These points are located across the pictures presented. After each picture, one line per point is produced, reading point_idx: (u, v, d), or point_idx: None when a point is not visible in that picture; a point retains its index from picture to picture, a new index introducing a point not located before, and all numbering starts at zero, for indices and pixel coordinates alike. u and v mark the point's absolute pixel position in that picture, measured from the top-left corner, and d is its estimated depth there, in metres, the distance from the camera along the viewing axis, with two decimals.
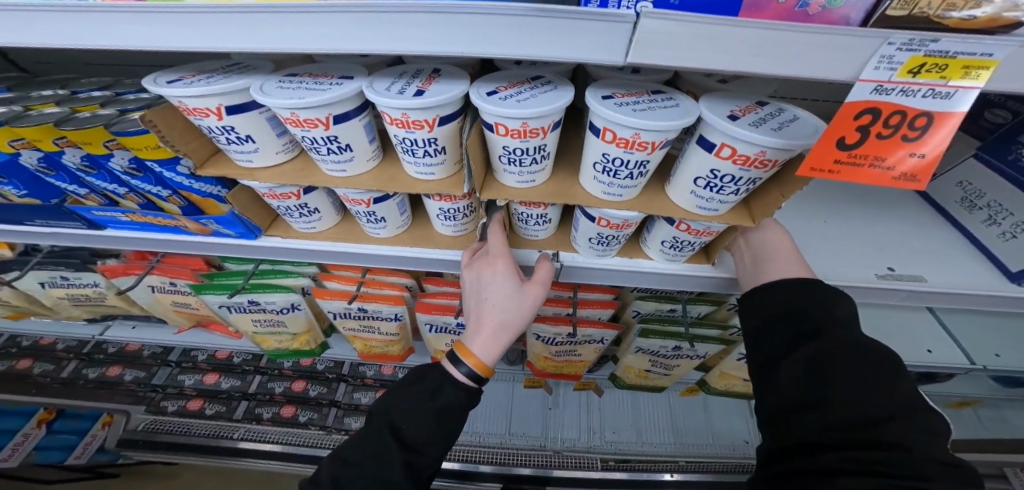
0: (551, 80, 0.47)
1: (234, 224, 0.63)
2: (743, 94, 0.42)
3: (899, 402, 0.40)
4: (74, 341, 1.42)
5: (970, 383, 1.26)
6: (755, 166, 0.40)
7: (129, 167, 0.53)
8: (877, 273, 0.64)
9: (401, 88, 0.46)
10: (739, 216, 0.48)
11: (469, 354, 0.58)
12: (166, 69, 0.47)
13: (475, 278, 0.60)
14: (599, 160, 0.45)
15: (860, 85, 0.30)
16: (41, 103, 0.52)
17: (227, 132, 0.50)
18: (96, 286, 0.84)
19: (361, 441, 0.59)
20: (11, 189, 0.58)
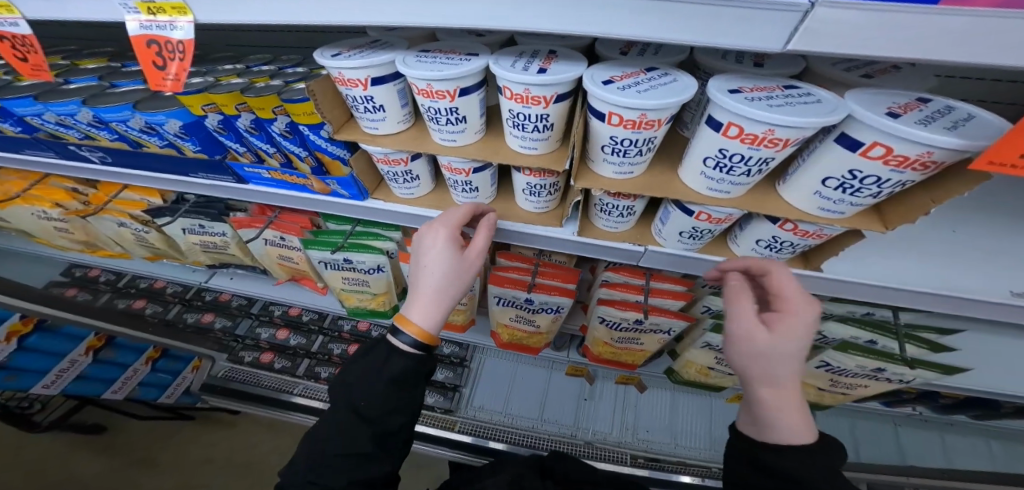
0: (668, 71, 0.46)
1: (350, 186, 0.70)
2: (901, 90, 0.43)
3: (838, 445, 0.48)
4: (181, 287, 1.56)
5: None
6: (913, 167, 0.39)
7: (285, 130, 0.64)
8: (1012, 290, 0.60)
9: (524, 66, 0.47)
10: (869, 221, 0.48)
11: (408, 323, 0.56)
12: (328, 44, 0.55)
13: (418, 243, 0.58)
14: (713, 155, 0.45)
15: None
16: (226, 76, 0.65)
17: (366, 102, 0.56)
18: (223, 236, 0.98)
19: (327, 419, 0.59)
20: (189, 146, 0.71)
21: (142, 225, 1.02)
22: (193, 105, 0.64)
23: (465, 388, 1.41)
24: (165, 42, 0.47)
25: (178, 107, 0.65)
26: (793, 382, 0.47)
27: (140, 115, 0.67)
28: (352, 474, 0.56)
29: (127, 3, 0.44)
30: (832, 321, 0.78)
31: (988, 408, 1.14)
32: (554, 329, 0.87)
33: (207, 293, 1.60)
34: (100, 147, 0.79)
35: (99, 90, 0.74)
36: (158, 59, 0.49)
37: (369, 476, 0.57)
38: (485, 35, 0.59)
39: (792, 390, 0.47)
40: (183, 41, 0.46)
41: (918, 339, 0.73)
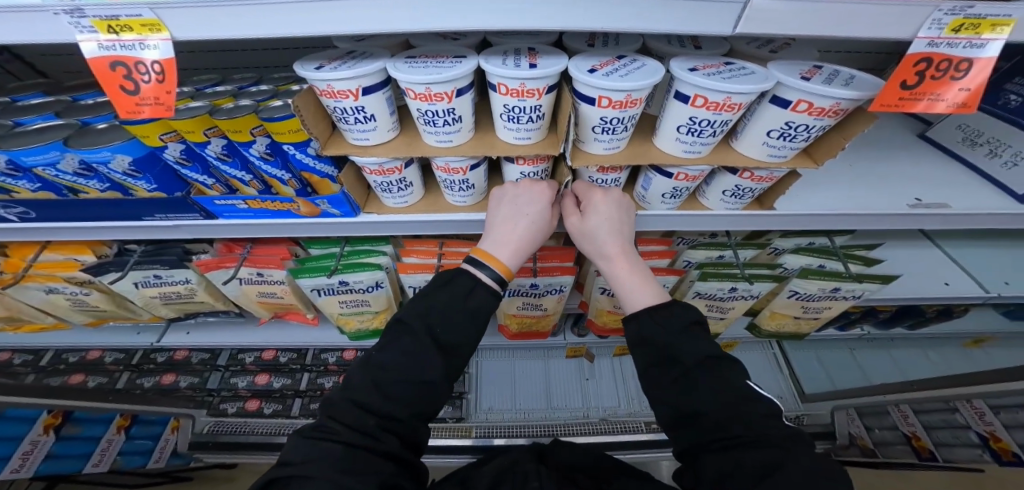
0: (636, 57, 0.54)
1: (342, 203, 0.70)
2: (798, 62, 0.52)
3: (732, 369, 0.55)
4: (122, 353, 1.46)
5: (974, 321, 1.47)
6: (828, 115, 0.50)
7: (264, 152, 0.61)
8: (910, 203, 0.75)
9: (515, 63, 0.53)
10: (803, 160, 0.59)
11: (491, 258, 0.64)
12: (303, 59, 0.55)
13: (516, 191, 0.67)
14: (685, 123, 0.54)
15: (918, 42, 0.40)
16: (180, 100, 0.58)
17: (357, 112, 0.58)
18: (187, 283, 0.91)
19: (390, 346, 0.61)
20: (142, 184, 0.62)
21: (78, 288, 0.90)
22: (148, 136, 0.55)
23: (470, 393, 1.73)
24: (135, 64, 0.40)
25: (128, 139, 0.55)
26: (624, 252, 0.63)
27: (77, 155, 0.56)
28: (417, 399, 0.59)
29: (81, 21, 0.37)
30: (789, 254, 0.93)
31: (900, 309, 1.41)
32: (559, 309, 1.05)
33: (155, 354, 1.50)
34: (22, 201, 0.64)
35: (5, 131, 0.58)
36: (127, 83, 0.42)
37: (426, 405, 0.60)
38: (462, 39, 0.64)
39: (625, 258, 0.63)
40: (160, 60, 0.40)
41: (856, 258, 0.91)
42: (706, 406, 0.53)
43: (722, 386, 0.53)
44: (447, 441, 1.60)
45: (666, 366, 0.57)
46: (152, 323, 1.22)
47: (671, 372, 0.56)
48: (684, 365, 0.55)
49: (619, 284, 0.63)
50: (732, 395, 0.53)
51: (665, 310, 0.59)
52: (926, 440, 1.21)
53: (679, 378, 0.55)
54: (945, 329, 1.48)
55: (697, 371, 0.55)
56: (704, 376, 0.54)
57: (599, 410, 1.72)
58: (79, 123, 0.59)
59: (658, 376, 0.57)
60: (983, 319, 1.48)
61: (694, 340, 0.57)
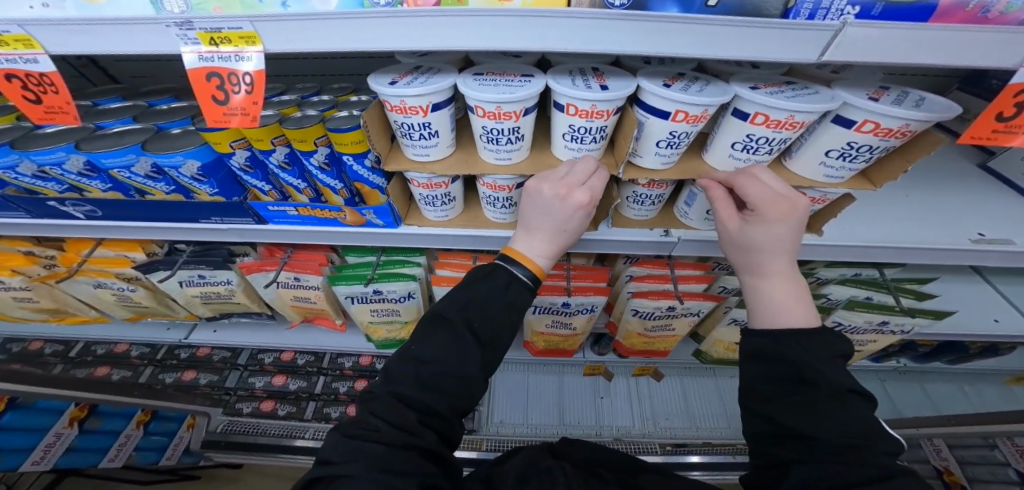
0: (698, 76, 0.57)
1: (387, 213, 0.71)
2: (862, 82, 0.52)
3: (863, 418, 0.48)
4: (148, 348, 1.49)
5: (1023, 359, 1.41)
6: (895, 136, 0.49)
7: (323, 162, 0.61)
8: (971, 238, 0.73)
9: (585, 84, 0.57)
10: (861, 182, 0.58)
11: (526, 259, 0.64)
12: (377, 71, 0.56)
13: (551, 200, 0.60)
14: (741, 139, 0.57)
15: (1023, 71, 0.39)
16: None
17: (424, 128, 0.59)
18: (228, 284, 0.92)
19: (429, 339, 0.60)
20: (205, 189, 0.64)
21: (126, 284, 0.93)
22: (218, 143, 0.57)
23: (483, 406, 1.75)
24: (228, 75, 0.42)
25: (199, 145, 0.57)
26: (782, 264, 0.57)
27: (152, 157, 0.58)
28: (455, 394, 0.58)
29: (188, 32, 0.38)
30: (835, 285, 0.89)
31: (940, 344, 1.35)
32: (589, 328, 1.03)
33: (178, 351, 1.50)
34: (91, 200, 0.67)
35: (86, 133, 0.61)
36: (219, 93, 0.44)
37: (463, 401, 0.59)
38: (522, 56, 0.67)
39: (782, 270, 0.58)
40: (252, 71, 0.41)
41: (906, 291, 0.88)
42: (826, 435, 0.48)
43: (848, 417, 0.49)
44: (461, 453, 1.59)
45: (794, 386, 0.53)
46: (183, 320, 1.24)
47: (792, 391, 0.52)
48: (803, 384, 0.52)
49: (758, 298, 0.59)
50: (863, 436, 0.47)
51: (815, 338, 0.54)
52: (960, 475, 1.10)
53: (804, 400, 0.51)
54: (989, 365, 1.42)
55: (827, 396, 0.50)
56: (833, 405, 0.49)
57: (613, 429, 1.70)
58: (155, 126, 0.61)
59: (777, 391, 0.54)
60: None
61: (833, 369, 0.52)
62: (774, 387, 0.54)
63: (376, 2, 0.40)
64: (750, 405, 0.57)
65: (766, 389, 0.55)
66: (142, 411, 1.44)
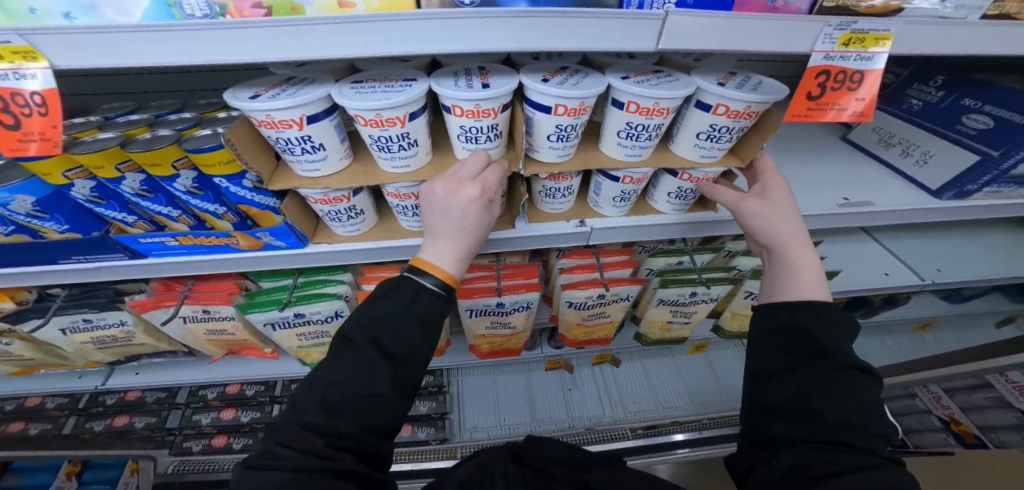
0: (579, 69, 0.62)
1: (287, 234, 0.67)
2: (716, 69, 0.64)
3: (866, 396, 0.54)
4: (64, 399, 1.38)
5: (922, 306, 1.58)
6: (742, 118, 0.62)
7: (191, 187, 0.56)
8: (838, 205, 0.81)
9: (467, 83, 0.56)
10: (731, 159, 0.72)
11: (434, 267, 0.60)
12: (236, 85, 0.51)
13: (443, 198, 0.59)
14: (624, 128, 0.64)
15: (815, 55, 0.48)
16: (85, 131, 0.54)
17: (304, 142, 0.55)
18: (122, 325, 0.85)
19: (336, 362, 0.56)
20: (52, 225, 0.58)
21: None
22: (48, 173, 0.52)
23: (453, 413, 1.69)
24: (11, 95, 0.38)
25: (28, 178, 0.52)
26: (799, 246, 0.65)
27: None
28: (370, 415, 0.54)
29: None
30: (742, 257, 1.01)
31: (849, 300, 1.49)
32: (528, 325, 1.03)
33: (104, 396, 1.40)
34: None
35: None
36: (6, 117, 0.40)
37: (381, 421, 0.56)
38: (410, 60, 0.64)
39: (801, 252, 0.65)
40: (40, 90, 0.37)
41: None
42: (839, 411, 0.53)
43: (857, 396, 0.54)
44: (433, 464, 1.53)
45: (813, 359, 0.57)
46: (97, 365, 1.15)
47: (809, 364, 0.57)
48: (820, 356, 0.57)
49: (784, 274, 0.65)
50: (867, 411, 0.53)
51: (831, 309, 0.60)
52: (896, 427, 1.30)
53: (822, 372, 0.56)
54: (898, 315, 1.58)
55: (840, 369, 0.55)
56: (844, 379, 0.55)
57: (585, 420, 1.71)
58: None
59: (794, 364, 0.58)
60: (926, 304, 1.60)
61: (846, 347, 0.58)
62: (793, 360, 0.59)
63: (190, 13, 0.36)
64: (761, 380, 0.61)
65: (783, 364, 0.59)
66: (71, 461, 1.43)
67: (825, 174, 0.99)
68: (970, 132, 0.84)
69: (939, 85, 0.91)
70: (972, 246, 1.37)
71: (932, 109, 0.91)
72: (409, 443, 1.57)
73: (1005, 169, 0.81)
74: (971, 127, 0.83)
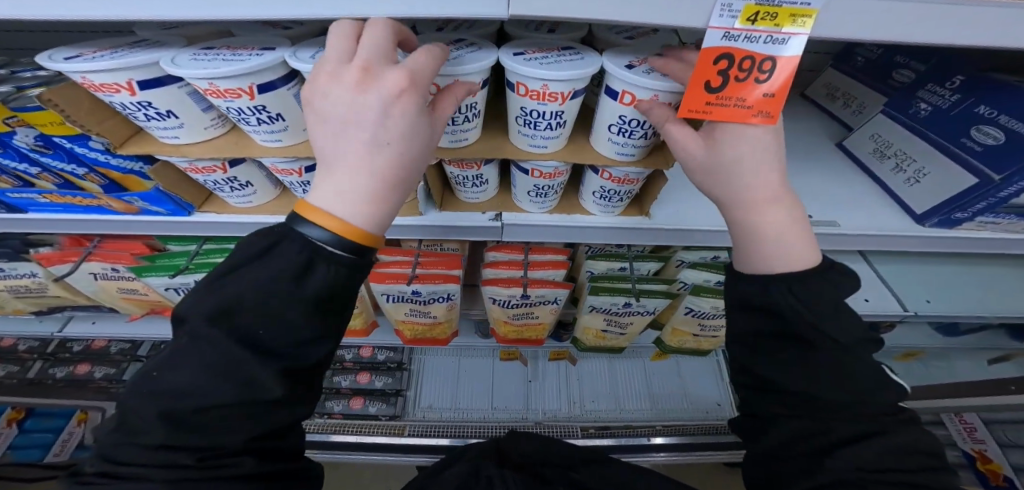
0: (474, 43, 0.55)
1: (162, 201, 0.63)
2: (639, 49, 0.57)
3: (864, 370, 0.51)
4: (37, 341, 1.47)
5: (908, 336, 1.48)
6: (652, 109, 0.55)
7: (36, 144, 0.53)
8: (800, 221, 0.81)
9: (326, 55, 0.49)
10: (657, 160, 0.64)
11: (331, 217, 0.41)
12: (62, 45, 0.45)
13: (343, 95, 0.39)
14: (520, 113, 0.58)
15: (712, 32, 0.39)
16: None
17: (144, 108, 0.49)
18: (34, 277, 0.84)
19: (187, 359, 0.42)
20: None
21: None
22: None
23: (409, 390, 1.67)
24: None
25: None
26: (773, 194, 0.50)
27: None
28: (252, 419, 0.44)
29: None
30: (688, 269, 0.91)
31: None
32: (452, 316, 0.99)
33: (71, 344, 1.50)
34: None
35: None
36: None
37: (271, 422, 0.47)
38: (292, 28, 0.57)
39: (773, 207, 0.50)
40: None
41: None
42: (832, 391, 0.51)
43: (856, 375, 0.51)
44: (377, 438, 1.55)
45: (796, 343, 0.53)
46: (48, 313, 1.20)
47: (797, 348, 0.53)
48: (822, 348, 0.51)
49: (756, 240, 0.52)
50: (861, 388, 0.51)
51: (812, 281, 0.51)
52: None
53: (808, 357, 0.52)
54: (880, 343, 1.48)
55: (841, 358, 0.51)
56: (838, 364, 0.51)
57: (539, 413, 1.69)
58: None
59: (782, 346, 0.54)
60: (912, 334, 1.50)
61: (852, 320, 0.51)
62: (783, 339, 0.54)
63: None
64: (752, 364, 0.58)
65: (773, 341, 0.55)
66: (13, 409, 1.51)
67: None
68: (977, 147, 0.71)
69: (955, 87, 0.77)
70: (967, 278, 1.26)
71: (939, 116, 0.78)
72: (361, 417, 1.58)
73: (1002, 197, 0.69)
74: (981, 141, 0.70)
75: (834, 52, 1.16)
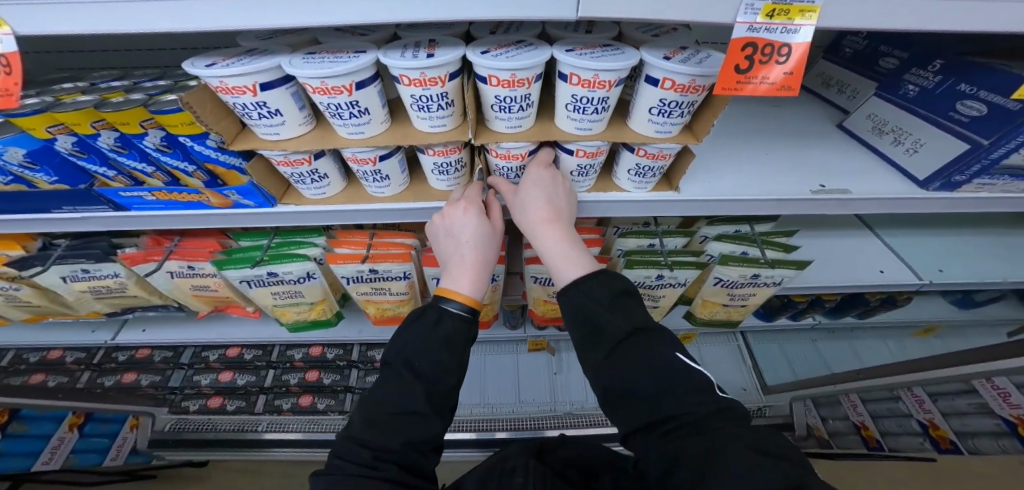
0: (533, 42, 0.63)
1: (253, 194, 0.71)
2: (667, 44, 0.65)
3: (657, 361, 0.61)
4: (83, 353, 1.52)
5: (926, 310, 1.54)
6: (690, 91, 0.63)
7: (161, 144, 0.61)
8: (813, 189, 0.88)
9: (414, 54, 0.57)
10: (687, 137, 0.72)
11: (456, 293, 0.67)
12: (198, 54, 0.54)
13: (444, 224, 0.70)
14: (570, 100, 0.66)
15: (738, 26, 0.47)
16: (69, 95, 0.59)
17: (259, 107, 0.57)
18: (116, 277, 0.91)
19: (381, 385, 0.63)
20: (42, 177, 0.65)
21: (9, 283, 0.92)
22: (34, 128, 0.57)
23: None
24: None
25: (16, 132, 0.58)
26: (553, 222, 0.70)
27: None
28: (407, 431, 0.59)
29: None
30: (714, 241, 0.99)
31: (844, 297, 1.46)
32: (496, 298, 1.06)
33: (117, 354, 1.54)
34: None
35: None
36: None
37: (422, 436, 0.60)
38: (369, 34, 0.66)
39: (556, 230, 0.70)
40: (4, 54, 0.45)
41: (773, 244, 0.98)
42: (643, 380, 0.60)
43: (649, 361, 0.61)
44: None
45: (599, 342, 0.63)
46: (104, 322, 1.27)
47: (599, 349, 0.63)
48: (624, 352, 0.62)
49: (548, 252, 0.70)
50: (660, 376, 0.60)
51: (592, 281, 0.65)
52: (874, 429, 1.47)
53: (609, 354, 0.62)
54: (903, 317, 1.53)
55: (626, 345, 0.62)
56: (637, 351, 0.61)
57: (567, 403, 1.75)
58: None
59: (592, 352, 0.64)
60: (932, 308, 1.55)
61: (634, 319, 0.64)
62: (593, 348, 0.64)
63: None
64: (597, 378, 0.64)
65: (585, 351, 0.65)
66: (74, 414, 1.58)
67: (801, 161, 0.98)
68: (963, 119, 0.78)
69: (937, 70, 0.85)
70: (980, 248, 1.32)
71: (926, 95, 0.85)
72: None
73: (994, 159, 0.76)
74: (964, 114, 0.78)
75: (827, 43, 1.25)
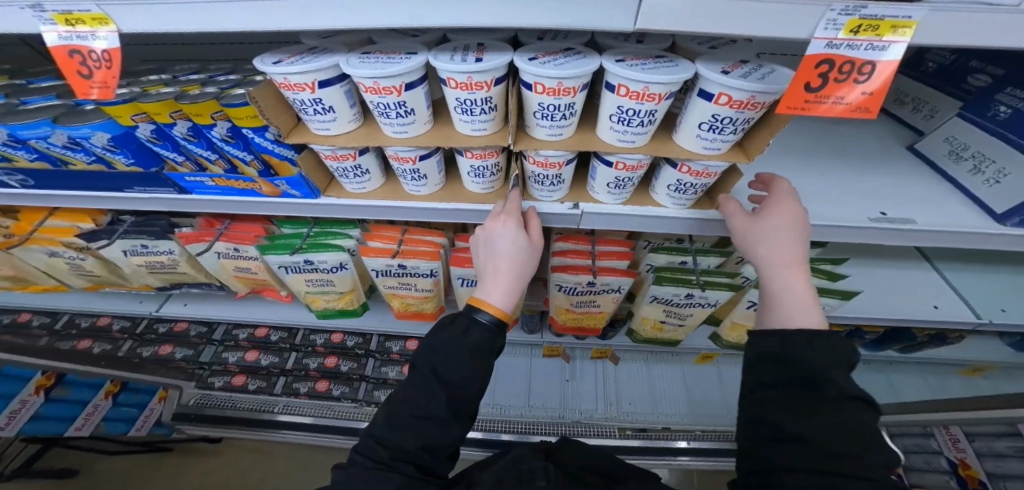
0: (582, 51, 0.64)
1: (301, 185, 0.75)
2: (724, 56, 0.64)
3: (851, 425, 0.52)
4: (127, 322, 1.59)
5: (976, 349, 1.44)
6: (748, 108, 0.62)
7: (226, 135, 0.66)
8: (872, 216, 0.85)
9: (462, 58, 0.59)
10: (738, 154, 0.71)
11: (486, 304, 0.66)
12: (266, 52, 0.58)
13: (487, 234, 0.71)
14: (615, 111, 0.66)
15: (817, 42, 0.46)
16: (153, 86, 0.65)
17: (315, 104, 0.61)
18: (170, 254, 0.98)
19: (406, 387, 0.65)
20: (120, 159, 0.71)
21: (76, 253, 1.00)
22: (121, 116, 0.63)
23: None
24: (88, 52, 0.52)
25: (106, 118, 0.64)
26: (796, 264, 0.62)
27: (63, 130, 0.65)
28: (425, 436, 0.61)
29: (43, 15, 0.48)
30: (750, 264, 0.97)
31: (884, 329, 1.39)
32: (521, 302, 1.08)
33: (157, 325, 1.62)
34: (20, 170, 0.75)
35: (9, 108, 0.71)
36: (82, 69, 0.53)
37: (438, 441, 0.62)
38: (421, 36, 0.69)
39: (796, 272, 0.62)
40: (107, 49, 0.50)
41: (818, 271, 0.93)
42: (821, 432, 0.52)
43: (841, 421, 0.52)
44: None
45: (802, 387, 0.56)
46: (149, 294, 1.36)
47: (796, 394, 0.56)
48: (817, 405, 0.53)
49: (776, 293, 0.62)
50: (845, 434, 0.51)
51: (824, 338, 0.57)
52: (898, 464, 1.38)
53: (797, 399, 0.55)
54: (951, 355, 1.44)
55: (826, 397, 0.53)
56: (831, 409, 0.53)
57: (576, 412, 1.73)
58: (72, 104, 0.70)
59: (777, 390, 0.58)
60: (983, 348, 1.45)
61: (843, 375, 0.55)
62: (777, 388, 0.58)
63: None
64: (760, 416, 0.59)
65: (766, 387, 0.59)
66: (111, 382, 1.70)
67: (845, 183, 0.94)
68: None
69: None
70: None
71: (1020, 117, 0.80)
72: None
73: None
74: None
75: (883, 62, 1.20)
